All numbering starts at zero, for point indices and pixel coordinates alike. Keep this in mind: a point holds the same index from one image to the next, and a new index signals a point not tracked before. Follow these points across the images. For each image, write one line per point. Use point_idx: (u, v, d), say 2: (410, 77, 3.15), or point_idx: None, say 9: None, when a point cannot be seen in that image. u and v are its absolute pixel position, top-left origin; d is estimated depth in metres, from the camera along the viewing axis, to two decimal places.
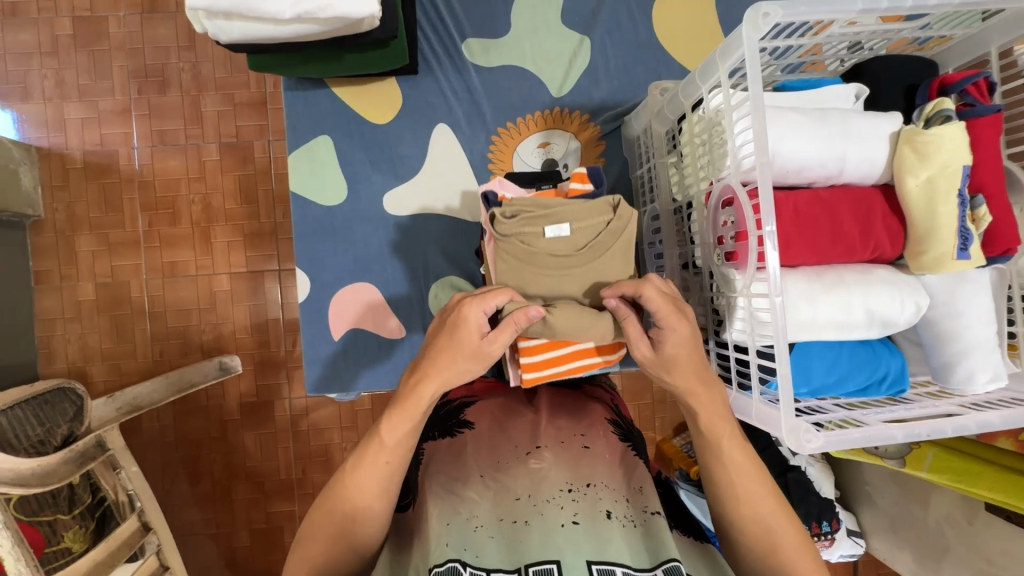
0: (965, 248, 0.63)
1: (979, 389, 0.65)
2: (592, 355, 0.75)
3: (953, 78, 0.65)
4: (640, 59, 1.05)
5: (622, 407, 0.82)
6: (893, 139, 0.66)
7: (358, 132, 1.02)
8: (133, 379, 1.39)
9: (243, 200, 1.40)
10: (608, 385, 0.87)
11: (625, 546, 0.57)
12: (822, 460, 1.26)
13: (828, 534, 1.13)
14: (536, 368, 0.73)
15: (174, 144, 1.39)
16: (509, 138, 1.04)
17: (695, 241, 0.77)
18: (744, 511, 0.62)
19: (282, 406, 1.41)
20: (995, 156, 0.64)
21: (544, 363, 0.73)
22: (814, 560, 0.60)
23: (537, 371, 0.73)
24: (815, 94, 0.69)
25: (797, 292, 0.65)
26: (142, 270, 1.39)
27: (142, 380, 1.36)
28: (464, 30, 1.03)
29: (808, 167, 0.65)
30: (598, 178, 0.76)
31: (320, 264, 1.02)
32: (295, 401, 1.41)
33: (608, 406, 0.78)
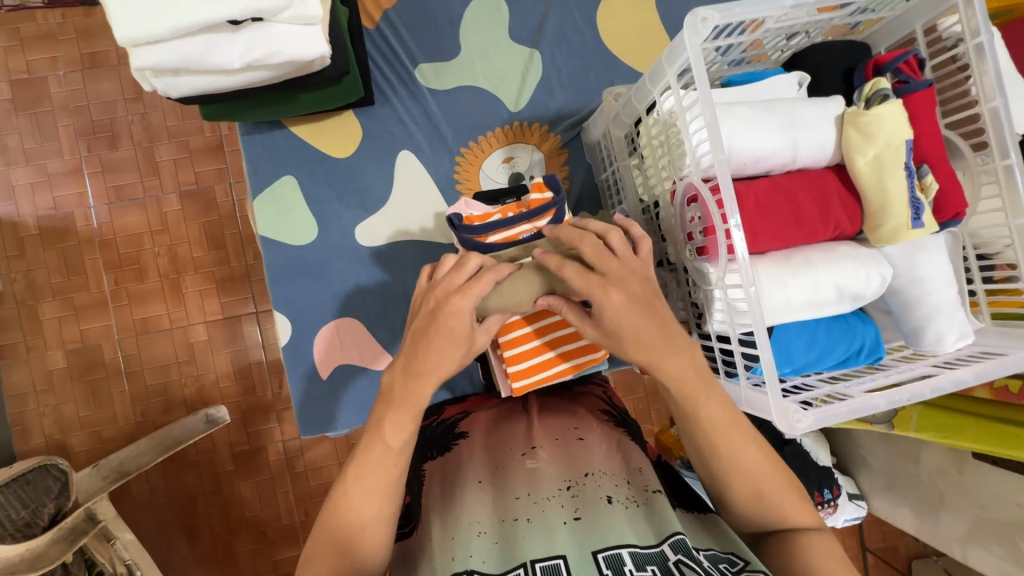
0: (918, 218, 0.66)
1: (949, 348, 0.68)
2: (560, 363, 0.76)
3: (885, 59, 0.69)
4: (589, 67, 1.07)
5: (615, 398, 0.84)
6: (839, 122, 0.69)
7: (320, 167, 1.02)
8: (117, 443, 1.35)
9: (210, 247, 1.37)
10: (599, 378, 0.90)
11: (627, 526, 0.56)
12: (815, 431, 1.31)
13: (829, 501, 1.20)
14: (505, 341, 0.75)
15: (132, 199, 1.36)
16: (472, 156, 1.05)
17: (667, 239, 0.79)
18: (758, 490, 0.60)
19: (277, 450, 1.39)
20: (933, 127, 0.67)
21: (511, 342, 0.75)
22: None
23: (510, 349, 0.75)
24: (760, 87, 0.72)
25: (767, 279, 0.67)
26: (114, 330, 1.35)
27: (126, 444, 1.32)
28: (416, 56, 1.04)
29: (763, 158, 0.68)
30: (557, 184, 0.76)
31: (298, 303, 1.01)
32: (289, 443, 1.39)
33: (599, 398, 0.81)
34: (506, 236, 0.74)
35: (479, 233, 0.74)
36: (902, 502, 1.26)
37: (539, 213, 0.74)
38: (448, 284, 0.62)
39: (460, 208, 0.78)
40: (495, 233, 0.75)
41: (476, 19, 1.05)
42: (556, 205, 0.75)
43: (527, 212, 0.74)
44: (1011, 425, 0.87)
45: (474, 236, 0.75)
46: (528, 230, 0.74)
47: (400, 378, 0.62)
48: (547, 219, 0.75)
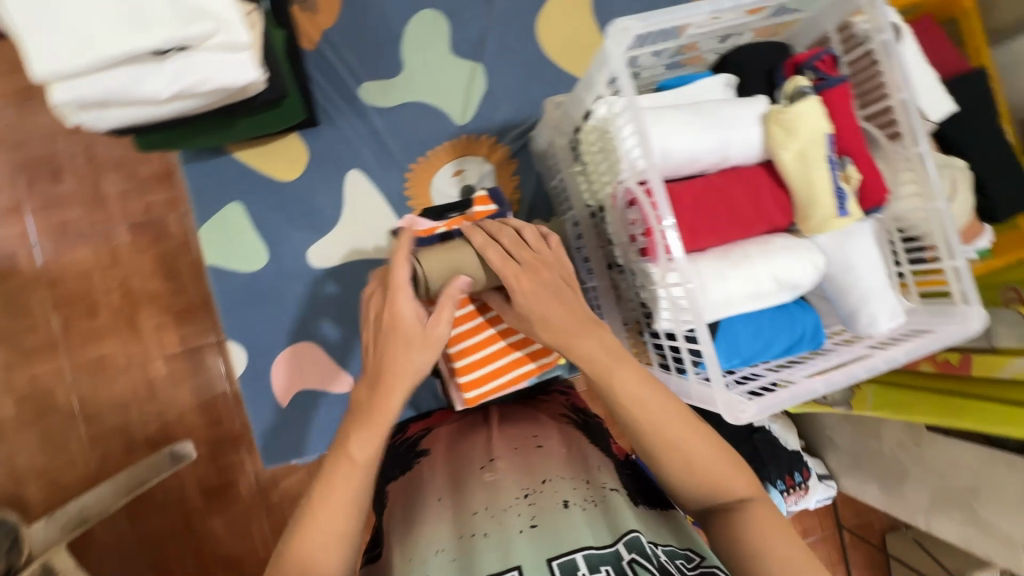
0: (844, 207, 0.69)
1: (884, 328, 0.71)
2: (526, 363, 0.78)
3: (802, 58, 0.73)
4: (533, 77, 1.09)
5: (578, 402, 0.89)
6: (764, 119, 0.71)
7: (268, 192, 1.00)
8: (76, 490, 1.29)
9: (165, 278, 1.33)
10: (564, 387, 0.94)
11: (585, 527, 0.56)
12: (782, 417, 1.35)
13: (800, 484, 1.25)
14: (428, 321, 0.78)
15: (78, 234, 1.31)
16: (423, 171, 1.05)
17: (613, 242, 0.81)
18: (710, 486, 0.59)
19: (249, 482, 1.35)
20: (851, 121, 0.71)
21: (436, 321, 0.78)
22: None
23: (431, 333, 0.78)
24: (690, 91, 0.74)
25: (708, 275, 0.69)
26: (67, 372, 1.31)
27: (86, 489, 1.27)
28: (359, 75, 1.04)
29: (696, 158, 0.70)
30: (499, 197, 0.80)
31: (255, 331, 0.99)
32: (262, 473, 1.35)
33: (563, 405, 0.85)
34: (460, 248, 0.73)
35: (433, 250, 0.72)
36: (869, 478, 1.33)
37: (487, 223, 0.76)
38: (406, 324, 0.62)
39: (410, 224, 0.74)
40: None
41: (419, 35, 1.06)
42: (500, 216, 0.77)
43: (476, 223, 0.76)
44: (974, 397, 0.97)
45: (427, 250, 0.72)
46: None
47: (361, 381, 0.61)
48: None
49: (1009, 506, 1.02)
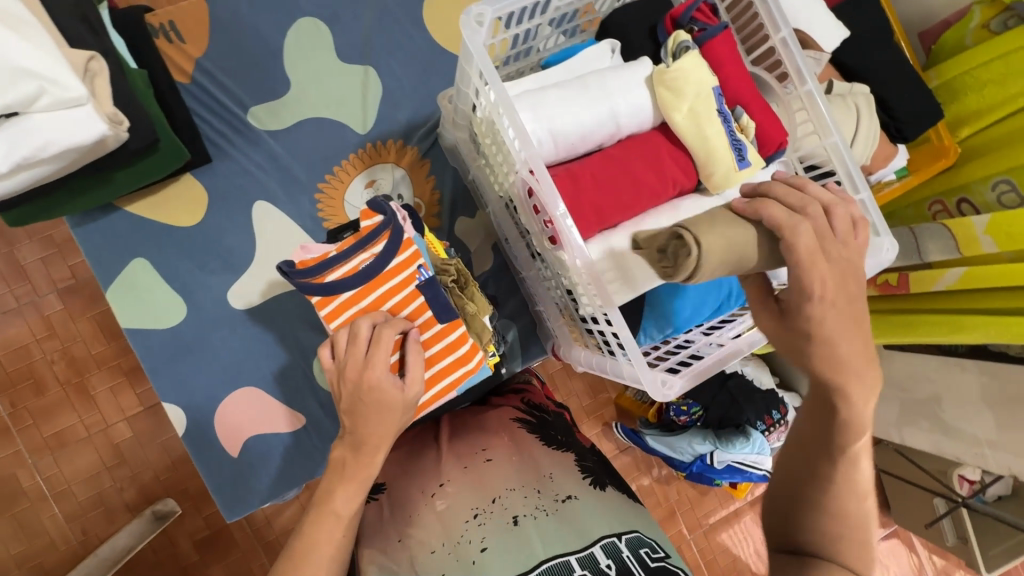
0: (744, 158, 0.67)
1: None
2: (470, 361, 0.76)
3: (679, 11, 0.70)
4: (431, 70, 1.04)
5: (535, 399, 0.88)
6: (650, 83, 0.69)
7: (174, 241, 0.95)
8: (63, 570, 1.25)
9: (109, 340, 1.28)
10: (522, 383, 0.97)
11: (538, 539, 0.60)
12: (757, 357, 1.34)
13: (781, 420, 1.22)
14: (331, 304, 0.71)
15: (5, 311, 1.24)
16: (334, 189, 1.00)
17: (528, 231, 0.78)
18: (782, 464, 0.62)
19: (240, 526, 1.33)
20: (738, 68, 0.69)
21: (343, 303, 0.71)
22: None
23: (338, 317, 0.72)
24: (572, 63, 0.71)
25: (622, 251, 0.68)
26: (25, 455, 1.25)
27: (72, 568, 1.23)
28: (244, 101, 0.98)
29: (587, 134, 0.68)
30: (383, 206, 0.71)
31: (195, 385, 0.95)
32: (253, 515, 1.33)
33: (518, 407, 0.84)
34: (344, 271, 0.70)
35: (314, 275, 0.69)
36: None
37: (371, 239, 0.69)
38: (350, 343, 0.64)
39: (291, 251, 0.69)
40: (333, 271, 0.69)
41: (303, 46, 1.00)
42: (389, 226, 0.70)
43: (357, 242, 0.69)
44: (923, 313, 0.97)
45: (311, 278, 0.69)
46: (366, 259, 0.70)
47: (350, 455, 0.64)
48: (382, 244, 0.70)
49: (968, 409, 1.04)
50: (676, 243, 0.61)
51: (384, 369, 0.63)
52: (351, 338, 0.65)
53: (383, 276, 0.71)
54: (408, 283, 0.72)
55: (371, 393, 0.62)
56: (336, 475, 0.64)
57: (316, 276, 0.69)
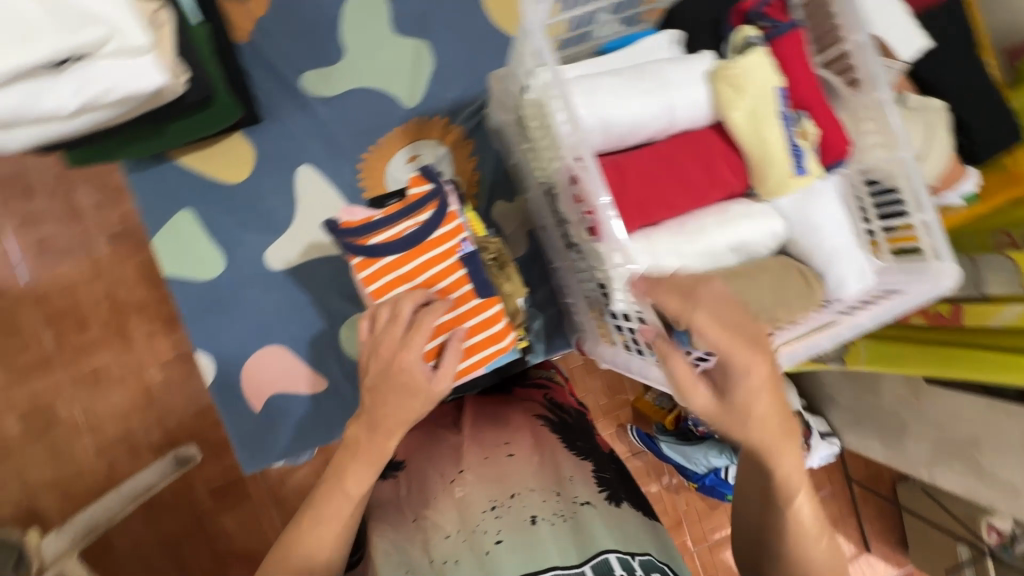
0: (801, 165, 0.64)
1: (851, 292, 0.68)
2: (492, 345, 0.74)
3: (749, 4, 0.67)
4: (485, 50, 1.03)
5: (558, 398, 0.87)
6: (710, 77, 0.66)
7: (220, 196, 0.97)
8: (87, 499, 1.32)
9: (149, 287, 1.34)
10: (545, 376, 0.94)
11: (553, 544, 0.59)
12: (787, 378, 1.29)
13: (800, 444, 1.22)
14: (371, 266, 0.72)
15: (58, 249, 1.31)
16: (376, 160, 1.01)
17: (566, 221, 0.77)
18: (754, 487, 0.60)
19: (254, 480, 1.37)
20: (806, 71, 0.65)
21: (384, 267, 0.72)
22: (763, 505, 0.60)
23: (378, 281, 0.72)
24: (629, 52, 0.68)
25: (662, 249, 0.66)
26: (64, 386, 1.32)
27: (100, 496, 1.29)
28: (299, 65, 0.99)
29: (638, 126, 0.66)
30: (434, 175, 0.74)
31: (228, 337, 0.98)
32: (266, 471, 1.37)
33: (541, 404, 0.83)
34: (388, 236, 0.72)
35: (359, 236, 0.71)
36: (871, 434, 1.30)
37: (419, 207, 0.71)
38: (389, 323, 0.65)
39: (338, 211, 0.73)
40: (377, 234, 0.71)
41: (360, 16, 1.00)
42: (436, 196, 0.72)
43: (404, 209, 0.71)
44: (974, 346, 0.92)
45: (356, 239, 0.71)
46: (411, 226, 0.71)
47: (366, 435, 0.65)
48: (428, 213, 0.72)
49: (1010, 456, 0.98)
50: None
51: (418, 353, 0.64)
52: (391, 319, 0.66)
53: (425, 245, 0.72)
54: (450, 254, 0.72)
55: (398, 377, 0.63)
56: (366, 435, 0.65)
57: (363, 233, 0.71)
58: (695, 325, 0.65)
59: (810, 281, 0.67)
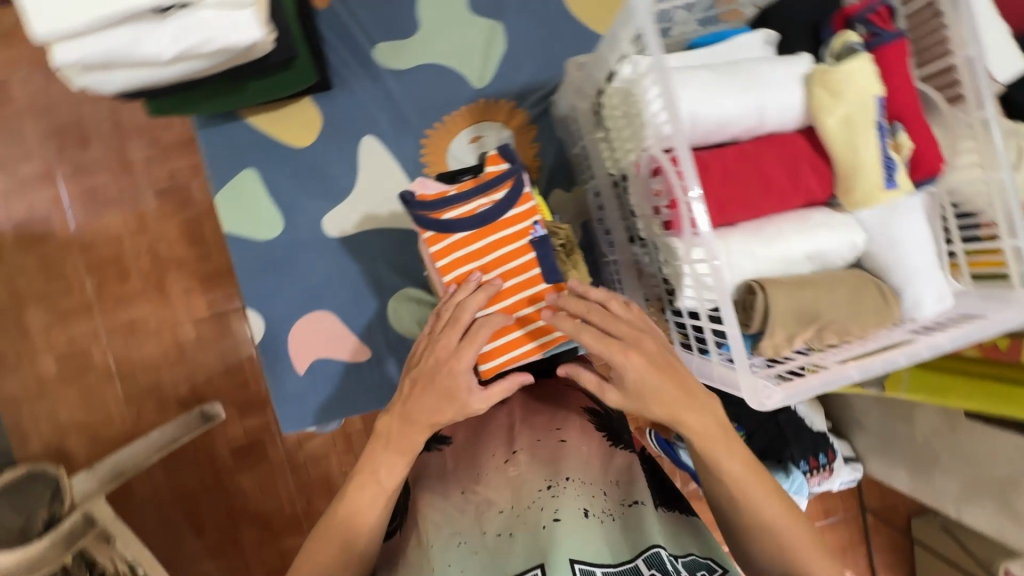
0: (892, 178, 0.63)
1: (929, 312, 0.66)
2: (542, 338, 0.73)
3: (854, 10, 0.66)
4: (557, 37, 1.03)
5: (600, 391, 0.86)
6: (807, 81, 0.65)
7: (282, 158, 0.98)
8: (114, 445, 1.36)
9: (190, 244, 1.36)
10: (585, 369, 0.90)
11: (604, 541, 0.60)
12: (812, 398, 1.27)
13: (824, 466, 1.17)
14: (443, 241, 0.72)
15: (107, 199, 1.34)
16: (439, 137, 1.01)
17: (636, 214, 0.77)
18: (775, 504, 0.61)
19: (275, 443, 1.40)
20: (907, 82, 0.64)
21: (455, 242, 0.72)
22: (796, 517, 0.62)
23: (448, 257, 0.73)
24: (722, 49, 0.68)
25: (738, 251, 0.65)
26: (101, 333, 1.35)
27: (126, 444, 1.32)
28: (373, 36, 0.99)
29: (728, 123, 0.65)
30: (512, 154, 0.73)
31: (275, 298, 0.99)
32: (286, 436, 1.39)
33: (586, 395, 0.82)
34: (462, 212, 0.72)
35: (434, 210, 0.72)
36: (897, 464, 1.27)
37: (495, 185, 0.72)
38: (450, 326, 0.66)
39: (414, 184, 0.74)
40: (451, 209, 0.72)
41: None
42: (513, 175, 0.73)
43: (481, 185, 0.72)
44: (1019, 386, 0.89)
45: (430, 212, 0.72)
46: (484, 204, 0.72)
47: (398, 424, 0.66)
48: (504, 191, 0.72)
49: None
50: (746, 296, 0.66)
51: (468, 363, 0.64)
52: (452, 321, 0.67)
53: (496, 224, 0.72)
54: (522, 236, 0.72)
55: (446, 380, 0.64)
56: (402, 417, 0.66)
57: (436, 205, 0.71)
58: (765, 329, 0.64)
59: (888, 298, 0.65)
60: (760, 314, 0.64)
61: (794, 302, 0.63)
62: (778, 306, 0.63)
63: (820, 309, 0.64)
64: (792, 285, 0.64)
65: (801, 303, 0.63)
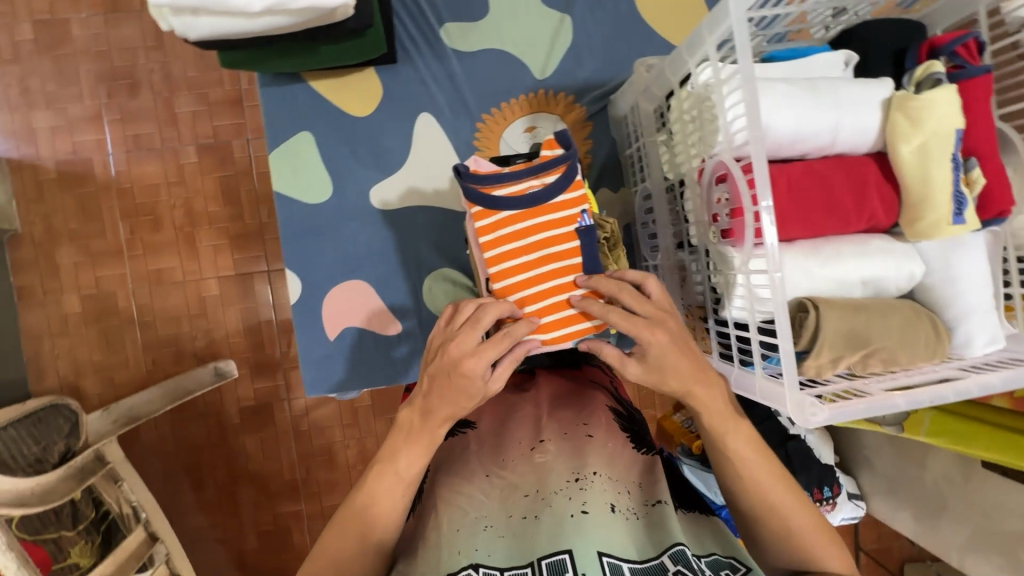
0: (960, 214, 0.63)
1: (979, 352, 0.65)
2: (582, 321, 0.72)
3: (943, 40, 0.65)
4: (623, 37, 1.02)
5: (621, 389, 0.85)
6: (885, 106, 0.65)
7: (337, 126, 0.99)
8: (127, 390, 1.37)
9: (225, 202, 1.37)
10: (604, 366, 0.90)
11: (629, 538, 0.60)
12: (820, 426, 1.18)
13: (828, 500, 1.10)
14: (489, 217, 0.72)
15: (150, 148, 1.36)
16: (494, 123, 1.01)
17: (689, 220, 0.77)
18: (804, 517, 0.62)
19: (282, 408, 1.41)
20: (987, 118, 0.64)
21: (501, 220, 0.71)
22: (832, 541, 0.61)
23: (492, 234, 0.72)
24: (803, 65, 0.68)
25: (795, 268, 0.65)
26: (128, 279, 1.37)
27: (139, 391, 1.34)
28: (442, 15, 1.00)
29: (800, 140, 0.64)
30: (568, 141, 0.72)
31: (312, 263, 1.00)
32: (294, 402, 1.41)
33: (608, 393, 0.80)
34: (512, 190, 0.71)
35: (485, 184, 0.71)
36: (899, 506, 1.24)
37: (547, 168, 0.70)
38: (468, 326, 0.64)
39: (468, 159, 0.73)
40: (502, 186, 0.71)
41: None
42: (566, 161, 0.71)
43: (534, 167, 0.70)
44: None
45: (480, 186, 0.71)
46: (535, 185, 0.71)
47: (419, 421, 0.65)
48: (555, 176, 0.71)
49: None
50: (799, 313, 0.65)
51: (487, 363, 0.62)
52: (471, 322, 0.65)
53: (544, 207, 0.71)
54: (568, 223, 0.71)
55: (463, 381, 0.62)
56: (423, 413, 0.65)
57: (488, 181, 0.70)
58: (812, 348, 0.64)
59: (940, 333, 0.65)
60: (811, 333, 0.64)
61: (847, 325, 0.63)
62: (832, 327, 0.63)
63: (872, 336, 0.63)
64: (848, 309, 0.64)
65: (855, 327, 0.63)
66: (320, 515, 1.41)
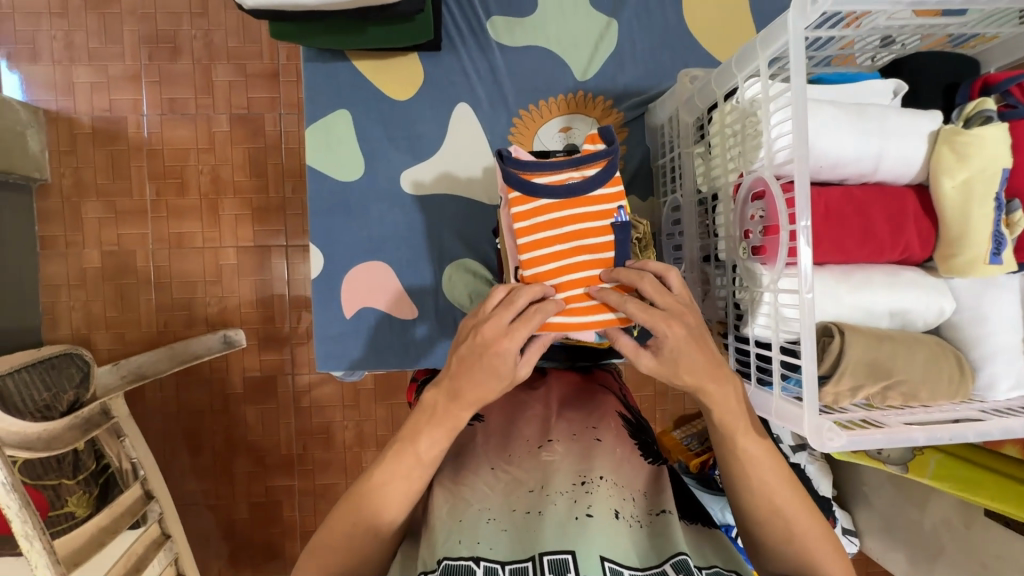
0: (998, 253, 0.62)
1: (1001, 396, 0.65)
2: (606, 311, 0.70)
3: (997, 78, 0.65)
4: (668, 47, 1.02)
5: (630, 397, 0.84)
6: (932, 138, 0.65)
7: (375, 107, 1.00)
8: (137, 347, 1.39)
9: (252, 174, 1.39)
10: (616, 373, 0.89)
11: (631, 544, 0.60)
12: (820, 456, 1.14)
13: None
14: (526, 204, 0.71)
15: (184, 113, 1.37)
16: (530, 120, 1.02)
17: (719, 234, 0.77)
18: (808, 543, 0.61)
19: (286, 382, 1.42)
20: None
21: (538, 208, 0.70)
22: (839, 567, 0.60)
23: (526, 220, 0.71)
24: (852, 89, 0.67)
25: (824, 292, 0.64)
26: (149, 239, 1.39)
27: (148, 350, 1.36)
28: (490, 8, 1.01)
29: (842, 164, 0.64)
30: (611, 137, 0.72)
31: (335, 241, 1.01)
32: (297, 378, 1.42)
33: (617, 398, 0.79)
34: (551, 180, 0.71)
35: (525, 171, 0.70)
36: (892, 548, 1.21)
37: (589, 161, 0.70)
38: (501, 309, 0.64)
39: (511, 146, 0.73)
40: (542, 175, 0.71)
41: None
42: (608, 156, 0.71)
43: (576, 159, 0.70)
44: None
45: (521, 172, 0.71)
46: (575, 177, 0.71)
47: (445, 402, 0.65)
48: (595, 170, 0.71)
49: None
50: (822, 337, 0.65)
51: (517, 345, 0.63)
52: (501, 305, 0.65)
53: (582, 200, 0.70)
54: (605, 217, 0.71)
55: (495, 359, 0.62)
56: (450, 396, 0.65)
57: (528, 168, 0.70)
58: (832, 374, 0.63)
59: (963, 373, 0.64)
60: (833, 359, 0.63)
61: (871, 355, 0.62)
62: (856, 355, 0.62)
63: (895, 369, 0.63)
64: (873, 339, 0.63)
65: (879, 358, 0.62)
66: (312, 492, 1.42)
